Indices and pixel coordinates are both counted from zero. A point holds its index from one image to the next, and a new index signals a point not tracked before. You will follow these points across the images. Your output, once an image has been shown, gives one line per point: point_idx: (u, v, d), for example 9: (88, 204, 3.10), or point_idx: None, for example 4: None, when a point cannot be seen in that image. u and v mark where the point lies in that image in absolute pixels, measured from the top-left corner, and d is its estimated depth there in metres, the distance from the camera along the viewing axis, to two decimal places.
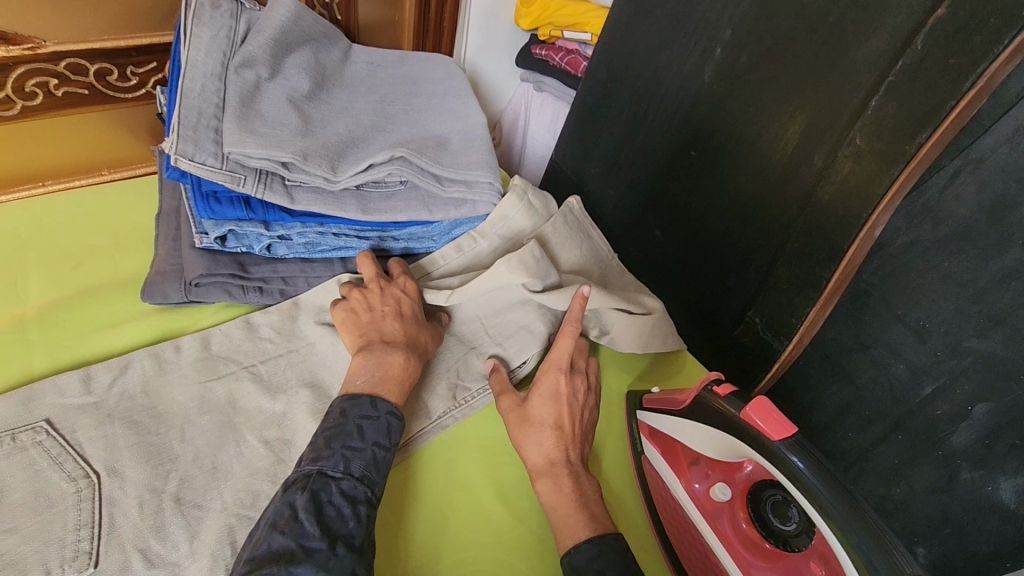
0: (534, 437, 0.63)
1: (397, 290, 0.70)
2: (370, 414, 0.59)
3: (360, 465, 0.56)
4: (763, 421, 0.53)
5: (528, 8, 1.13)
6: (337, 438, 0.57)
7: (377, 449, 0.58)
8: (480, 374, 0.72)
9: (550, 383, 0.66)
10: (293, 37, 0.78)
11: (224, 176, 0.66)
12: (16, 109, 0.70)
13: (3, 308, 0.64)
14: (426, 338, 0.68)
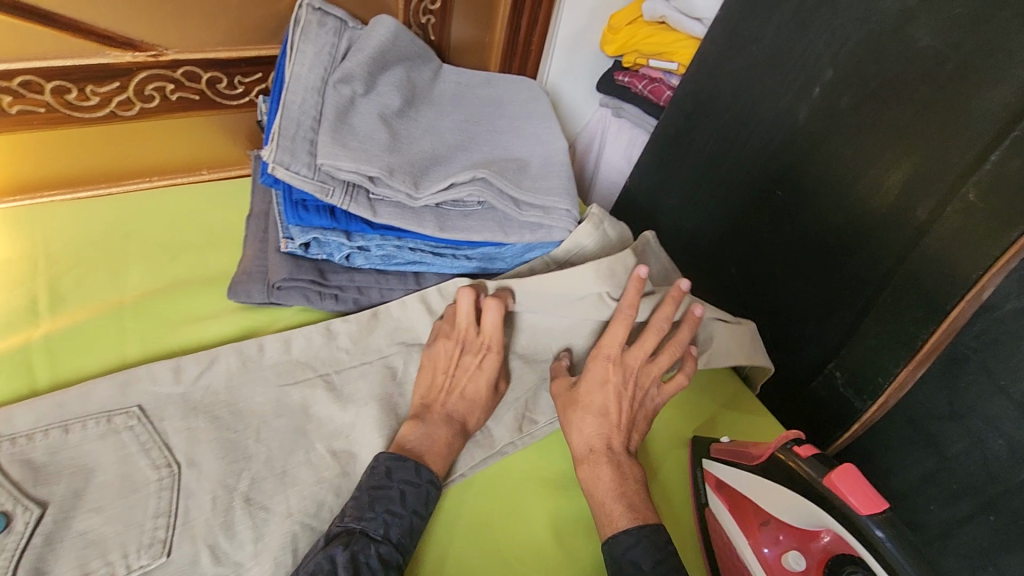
0: (576, 421, 0.65)
1: (470, 361, 0.68)
2: (414, 480, 0.58)
3: (398, 531, 0.55)
4: (855, 496, 0.49)
5: (615, 34, 1.13)
6: (380, 500, 0.56)
7: (416, 516, 0.57)
8: (549, 409, 0.71)
9: (598, 371, 0.66)
10: (390, 56, 0.80)
11: (315, 186, 0.68)
12: (135, 110, 0.76)
13: (105, 295, 0.69)
14: (473, 417, 0.66)
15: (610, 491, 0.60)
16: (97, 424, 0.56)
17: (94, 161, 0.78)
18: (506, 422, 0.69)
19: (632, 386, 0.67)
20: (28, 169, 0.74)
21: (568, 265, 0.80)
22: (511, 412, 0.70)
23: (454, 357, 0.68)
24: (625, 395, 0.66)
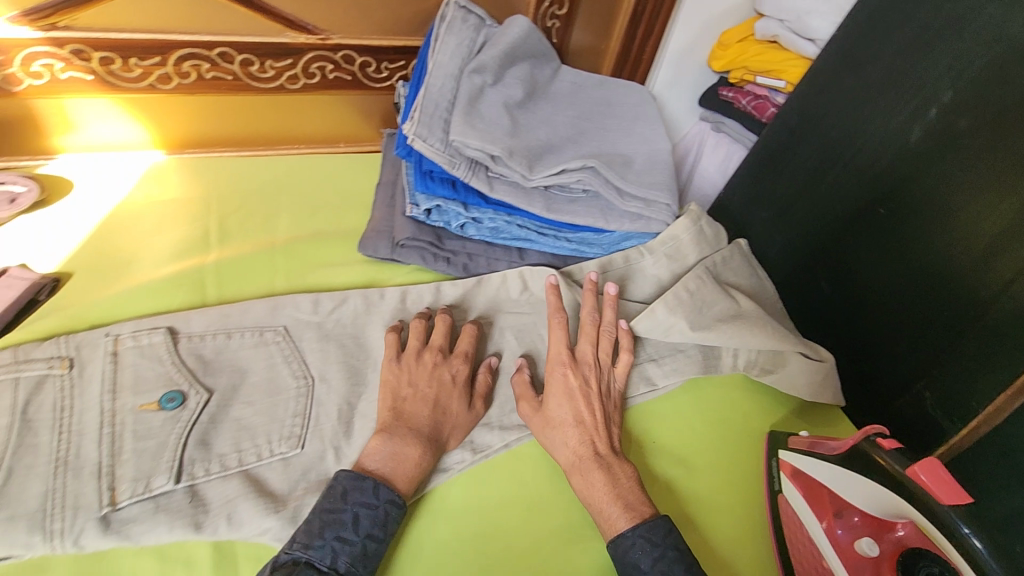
0: (559, 437, 0.65)
1: (445, 372, 0.67)
2: (369, 503, 0.56)
3: (347, 560, 0.53)
4: (928, 477, 0.52)
5: (724, 50, 1.17)
6: (331, 526, 0.54)
7: (369, 541, 0.55)
8: (631, 385, 0.73)
9: (560, 380, 0.68)
10: (520, 52, 0.87)
11: (444, 159, 0.77)
12: (299, 84, 0.88)
13: (260, 235, 0.81)
14: (444, 432, 0.64)
15: (606, 499, 0.61)
16: (252, 335, 0.67)
17: (259, 125, 0.91)
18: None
19: (597, 384, 0.69)
20: (210, 126, 0.88)
21: (662, 254, 0.84)
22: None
23: (431, 366, 0.67)
24: (592, 397, 0.68)
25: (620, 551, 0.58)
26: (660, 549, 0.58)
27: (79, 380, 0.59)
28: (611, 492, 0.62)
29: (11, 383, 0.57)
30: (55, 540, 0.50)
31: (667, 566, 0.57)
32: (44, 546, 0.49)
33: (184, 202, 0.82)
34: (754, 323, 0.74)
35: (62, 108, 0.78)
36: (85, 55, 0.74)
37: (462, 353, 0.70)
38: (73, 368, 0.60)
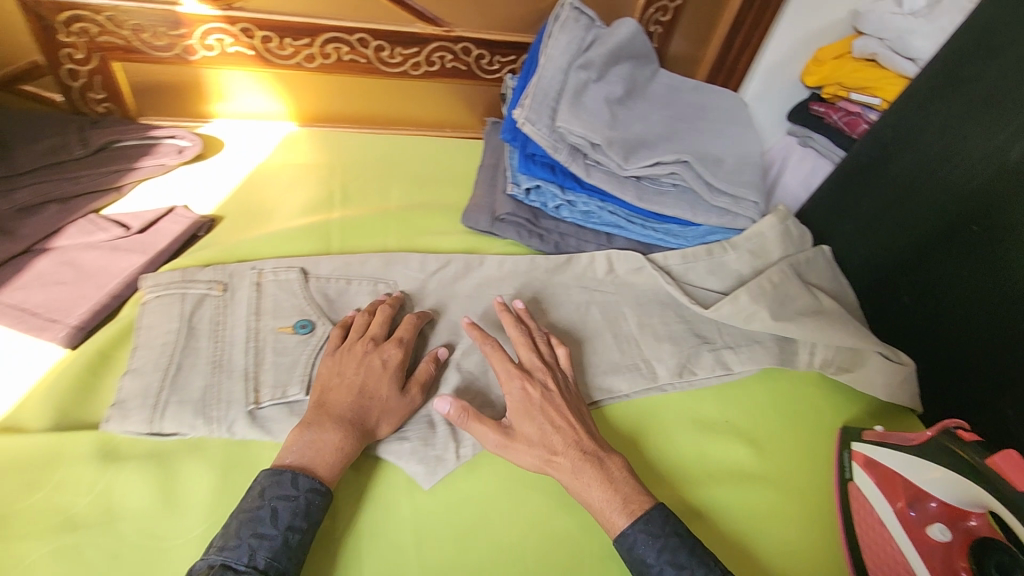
0: (529, 453, 0.61)
1: (375, 358, 0.63)
2: (287, 495, 0.54)
3: (267, 555, 0.51)
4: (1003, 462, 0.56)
5: (819, 66, 1.15)
6: (248, 523, 0.52)
7: (290, 533, 0.52)
8: (708, 367, 0.77)
9: (520, 394, 0.63)
10: (624, 52, 0.92)
11: (549, 144, 0.84)
12: (420, 71, 0.97)
13: (375, 201, 0.90)
14: (372, 418, 0.60)
15: (602, 499, 0.59)
16: (369, 283, 0.76)
17: (380, 106, 1.01)
18: (666, 363, 0.77)
19: (556, 386, 0.65)
20: (339, 104, 0.99)
21: (744, 248, 0.87)
22: (672, 354, 0.78)
23: (362, 352, 0.64)
24: (557, 400, 0.64)
25: (625, 548, 0.57)
26: (661, 540, 0.56)
27: (230, 302, 0.69)
28: (604, 493, 0.59)
29: (180, 299, 0.67)
30: (215, 427, 0.59)
31: (671, 555, 0.56)
32: (204, 432, 0.59)
33: (312, 167, 0.93)
34: (833, 320, 0.77)
35: (224, 78, 0.91)
36: (250, 33, 0.86)
37: (396, 339, 0.66)
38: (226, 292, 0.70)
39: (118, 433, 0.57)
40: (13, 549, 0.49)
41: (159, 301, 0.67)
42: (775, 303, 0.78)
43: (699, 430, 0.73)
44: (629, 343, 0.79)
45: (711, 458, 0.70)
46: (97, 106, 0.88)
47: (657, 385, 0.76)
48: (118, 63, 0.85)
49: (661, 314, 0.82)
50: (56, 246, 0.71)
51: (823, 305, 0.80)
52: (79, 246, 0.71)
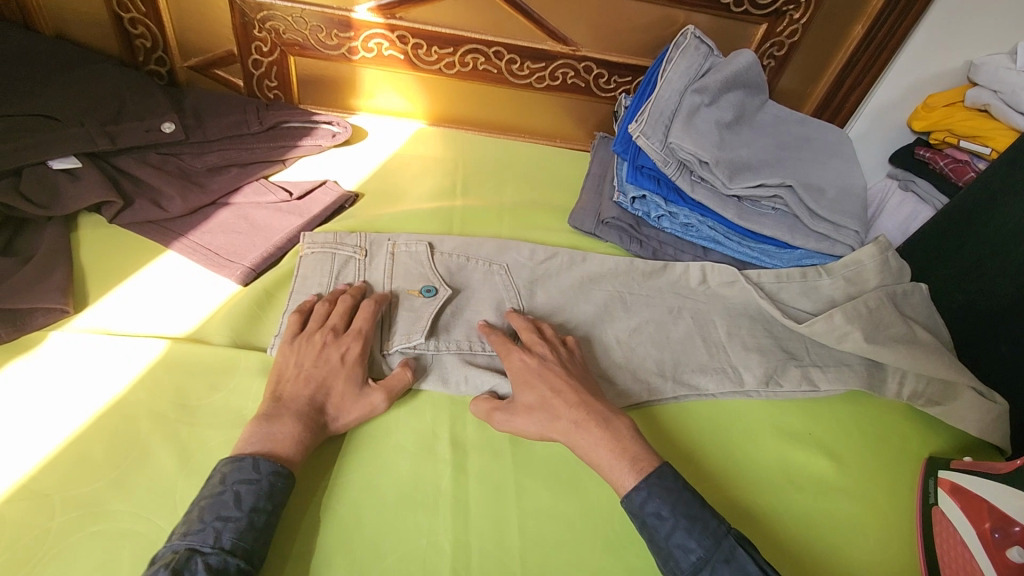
0: (538, 421, 0.63)
1: (334, 352, 0.65)
2: (249, 478, 0.54)
3: (232, 536, 0.51)
4: None
5: (928, 111, 1.12)
6: (211, 508, 0.52)
7: (254, 515, 0.52)
8: (794, 381, 0.80)
9: (518, 370, 0.66)
10: (739, 80, 0.96)
11: (659, 158, 0.91)
12: (544, 84, 1.07)
13: (490, 194, 1.00)
14: (328, 407, 0.62)
15: (609, 457, 0.60)
16: (485, 265, 0.83)
17: (503, 113, 1.11)
18: (754, 370, 0.80)
19: (556, 358, 0.68)
20: (467, 108, 1.10)
21: (840, 274, 0.89)
22: (759, 363, 0.81)
23: (319, 347, 0.65)
24: (554, 365, 0.67)
25: (634, 506, 0.57)
26: (674, 494, 0.57)
27: (368, 265, 0.79)
28: (609, 450, 0.60)
29: (330, 255, 0.77)
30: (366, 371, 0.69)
31: (686, 508, 0.56)
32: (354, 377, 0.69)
33: (438, 160, 1.03)
34: (927, 351, 0.79)
35: (375, 78, 1.04)
36: (404, 39, 0.99)
37: (357, 332, 0.67)
38: (365, 256, 0.79)
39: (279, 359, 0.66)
40: (196, 433, 0.60)
41: (314, 254, 0.77)
42: (870, 329, 0.80)
43: (777, 448, 0.75)
44: (718, 348, 0.82)
45: (781, 475, 0.72)
46: (269, 92, 1.03)
47: (743, 390, 0.79)
48: (293, 57, 1.00)
49: (750, 326, 0.85)
50: (233, 202, 0.83)
51: (919, 338, 0.81)
52: (251, 205, 0.84)
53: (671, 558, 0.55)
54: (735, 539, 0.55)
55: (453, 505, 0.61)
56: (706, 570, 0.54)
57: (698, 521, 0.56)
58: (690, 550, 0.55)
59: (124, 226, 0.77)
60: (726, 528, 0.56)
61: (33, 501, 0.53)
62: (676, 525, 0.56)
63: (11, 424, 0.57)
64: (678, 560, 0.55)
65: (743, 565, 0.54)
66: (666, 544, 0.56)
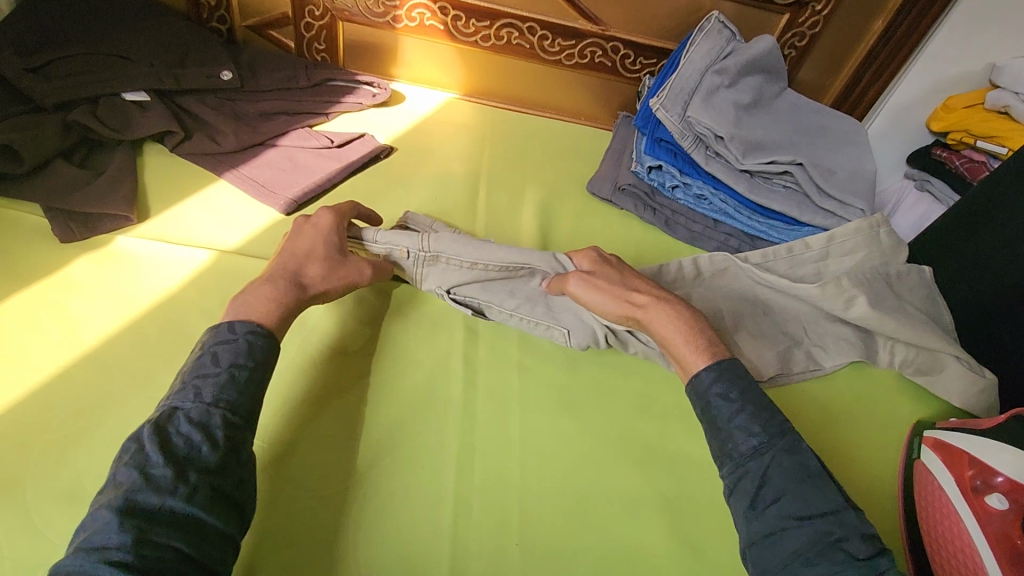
0: (627, 292, 0.71)
1: (308, 226, 0.71)
2: (226, 339, 0.58)
3: (213, 391, 0.54)
4: None
5: (947, 112, 1.11)
6: (191, 371, 0.55)
7: (235, 371, 0.56)
8: (804, 366, 0.82)
9: (607, 261, 0.75)
10: (759, 65, 1.00)
11: (676, 131, 0.98)
12: (573, 62, 1.12)
13: (515, 159, 1.06)
14: (307, 272, 0.66)
15: (682, 335, 0.67)
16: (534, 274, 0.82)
17: (531, 89, 1.17)
18: (769, 360, 0.80)
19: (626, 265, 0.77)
20: (497, 82, 1.16)
21: (830, 248, 0.90)
22: (770, 350, 0.81)
23: (296, 227, 0.72)
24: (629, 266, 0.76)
25: (699, 387, 0.63)
26: (743, 382, 0.63)
27: None
28: (686, 339, 0.66)
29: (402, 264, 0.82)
30: (424, 237, 0.75)
31: (755, 402, 0.61)
32: (406, 253, 0.74)
33: (468, 126, 1.10)
34: (918, 322, 0.83)
35: (415, 47, 1.11)
36: (445, 11, 1.06)
37: (322, 210, 0.73)
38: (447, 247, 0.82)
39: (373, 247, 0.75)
40: None
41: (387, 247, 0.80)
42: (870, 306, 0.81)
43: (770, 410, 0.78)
44: (730, 341, 0.81)
45: None
46: (317, 54, 1.12)
47: (765, 381, 0.80)
48: (341, 23, 1.08)
49: (751, 312, 0.85)
50: (280, 143, 0.91)
51: (912, 316, 0.84)
52: (296, 147, 0.91)
53: (731, 440, 0.60)
54: (796, 434, 0.60)
55: (461, 413, 0.67)
56: (766, 455, 0.58)
57: (764, 412, 0.61)
58: (753, 435, 0.59)
59: (183, 156, 0.85)
60: (788, 426, 0.61)
61: (95, 368, 0.60)
62: (741, 410, 0.61)
63: (78, 306, 0.65)
64: (736, 443, 0.60)
65: (803, 457, 0.58)
66: (728, 426, 0.61)
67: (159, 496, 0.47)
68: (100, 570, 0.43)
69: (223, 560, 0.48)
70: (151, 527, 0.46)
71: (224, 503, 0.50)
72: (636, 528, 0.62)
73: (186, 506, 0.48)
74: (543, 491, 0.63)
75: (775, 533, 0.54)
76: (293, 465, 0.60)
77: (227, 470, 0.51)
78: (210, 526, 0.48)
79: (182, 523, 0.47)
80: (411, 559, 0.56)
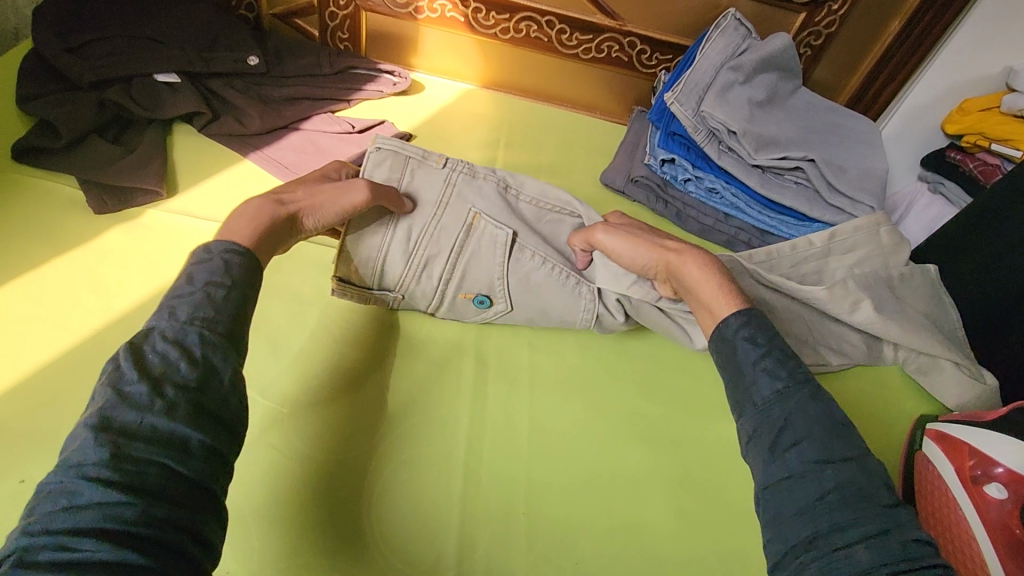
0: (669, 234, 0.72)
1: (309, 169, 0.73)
2: (203, 260, 0.55)
3: (189, 307, 0.51)
4: None
5: (963, 115, 1.09)
6: (170, 294, 0.53)
7: (211, 288, 0.53)
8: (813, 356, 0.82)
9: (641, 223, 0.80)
10: (774, 62, 1.01)
11: (691, 126, 1.00)
12: (590, 56, 1.14)
13: (530, 150, 1.08)
14: (295, 194, 0.66)
15: (721, 276, 0.66)
16: None
17: (548, 83, 1.19)
18: None
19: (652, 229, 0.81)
20: (515, 75, 1.18)
21: (836, 244, 0.90)
22: None
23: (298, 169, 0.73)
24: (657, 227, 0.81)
25: (726, 334, 0.61)
26: (771, 331, 0.60)
27: None
28: (721, 282, 0.65)
29: (385, 240, 0.71)
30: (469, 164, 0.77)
31: (771, 366, 0.58)
32: (445, 159, 0.76)
33: (485, 117, 1.12)
34: (920, 325, 0.84)
35: (436, 39, 1.14)
36: (466, 4, 1.08)
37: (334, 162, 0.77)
38: None
39: (380, 150, 0.74)
40: None
41: (376, 167, 0.74)
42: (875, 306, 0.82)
43: None
44: None
45: None
46: (340, 43, 1.14)
47: None
48: (365, 13, 1.11)
49: None
50: (303, 127, 0.93)
51: (913, 321, 0.84)
52: (318, 132, 0.93)
53: (753, 387, 0.58)
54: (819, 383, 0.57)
55: (472, 389, 0.69)
56: (789, 399, 0.56)
57: (790, 358, 0.58)
58: (778, 378, 0.57)
59: (209, 136, 0.88)
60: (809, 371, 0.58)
61: (125, 332, 0.63)
62: (768, 354, 0.58)
63: (106, 273, 0.67)
64: (760, 388, 0.57)
65: (827, 405, 0.56)
66: (751, 370, 0.58)
67: (138, 412, 0.45)
68: (82, 486, 0.41)
69: (211, 479, 0.46)
70: (131, 443, 0.43)
71: (206, 421, 0.47)
72: (639, 505, 0.64)
73: (169, 422, 0.45)
74: (549, 465, 0.65)
75: (793, 478, 0.52)
76: (306, 432, 0.63)
77: (209, 387, 0.49)
78: (195, 444, 0.46)
79: (163, 440, 0.45)
80: (426, 524, 0.58)
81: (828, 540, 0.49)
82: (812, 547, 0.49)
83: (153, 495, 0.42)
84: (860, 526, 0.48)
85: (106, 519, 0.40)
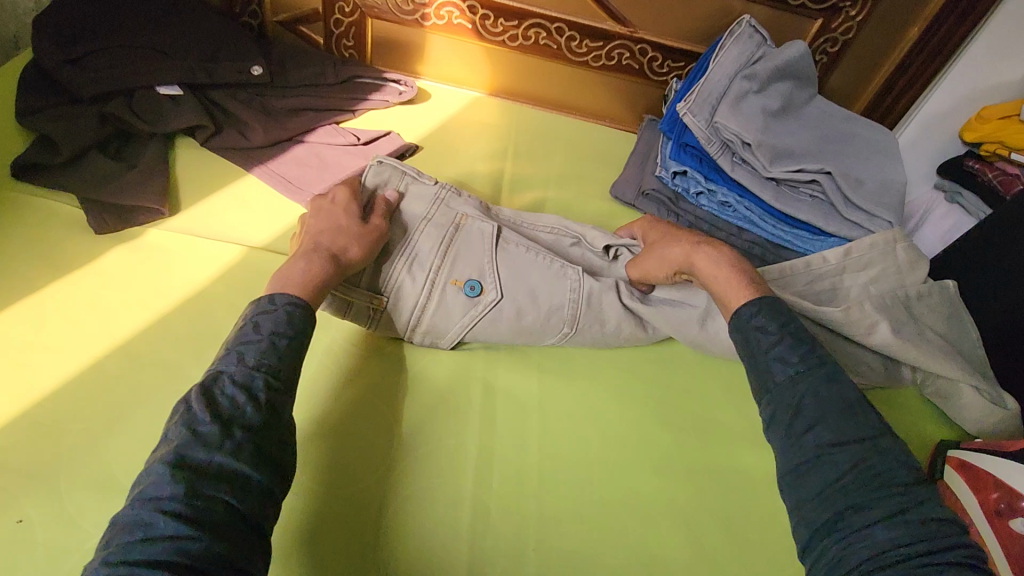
0: (671, 240, 0.73)
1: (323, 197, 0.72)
2: (266, 309, 0.57)
3: (256, 355, 0.53)
4: None
5: (982, 123, 1.07)
6: (235, 341, 0.55)
7: (275, 338, 0.55)
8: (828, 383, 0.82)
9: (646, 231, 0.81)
10: (789, 70, 0.98)
11: (703, 137, 0.97)
12: (600, 63, 1.12)
13: (538, 162, 1.05)
14: (336, 242, 0.66)
15: (732, 273, 0.65)
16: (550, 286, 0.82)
17: (556, 91, 1.17)
18: None
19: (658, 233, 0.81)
20: (523, 83, 1.16)
21: (852, 259, 0.87)
22: None
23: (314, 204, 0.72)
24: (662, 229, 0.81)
25: (742, 324, 0.60)
26: (785, 317, 0.59)
27: None
28: (730, 275, 0.65)
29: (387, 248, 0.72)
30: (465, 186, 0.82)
31: (786, 351, 0.57)
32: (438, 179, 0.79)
33: (493, 125, 1.10)
34: (938, 347, 0.81)
35: (442, 46, 1.12)
36: (474, 10, 1.06)
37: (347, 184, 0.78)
38: None
39: (375, 166, 0.78)
40: None
41: (373, 177, 0.77)
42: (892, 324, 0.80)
43: None
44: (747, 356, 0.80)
45: None
46: (345, 50, 1.12)
47: None
48: (371, 19, 1.09)
49: None
50: (308, 139, 0.92)
51: (930, 342, 0.81)
52: (323, 144, 0.92)
53: (768, 372, 0.57)
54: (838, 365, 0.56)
55: (480, 416, 0.67)
56: (802, 383, 0.55)
57: (805, 343, 0.57)
58: (790, 363, 0.56)
59: (213, 150, 0.86)
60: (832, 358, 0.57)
61: (127, 360, 0.62)
62: (781, 340, 0.57)
63: (108, 298, 0.66)
64: (773, 373, 0.56)
65: (844, 387, 0.54)
66: (766, 357, 0.57)
67: (208, 451, 0.46)
68: (157, 518, 0.42)
69: (267, 517, 0.47)
70: (201, 482, 0.45)
71: (267, 463, 0.48)
72: (653, 537, 0.62)
73: (235, 464, 0.47)
74: (559, 495, 0.63)
75: (811, 466, 0.51)
76: (313, 461, 0.61)
77: (271, 429, 0.50)
78: (258, 482, 0.47)
79: (227, 478, 0.46)
80: (430, 562, 0.56)
81: (846, 528, 0.47)
82: (829, 532, 0.48)
83: (217, 529, 0.43)
84: (878, 511, 0.47)
85: (178, 552, 0.41)
